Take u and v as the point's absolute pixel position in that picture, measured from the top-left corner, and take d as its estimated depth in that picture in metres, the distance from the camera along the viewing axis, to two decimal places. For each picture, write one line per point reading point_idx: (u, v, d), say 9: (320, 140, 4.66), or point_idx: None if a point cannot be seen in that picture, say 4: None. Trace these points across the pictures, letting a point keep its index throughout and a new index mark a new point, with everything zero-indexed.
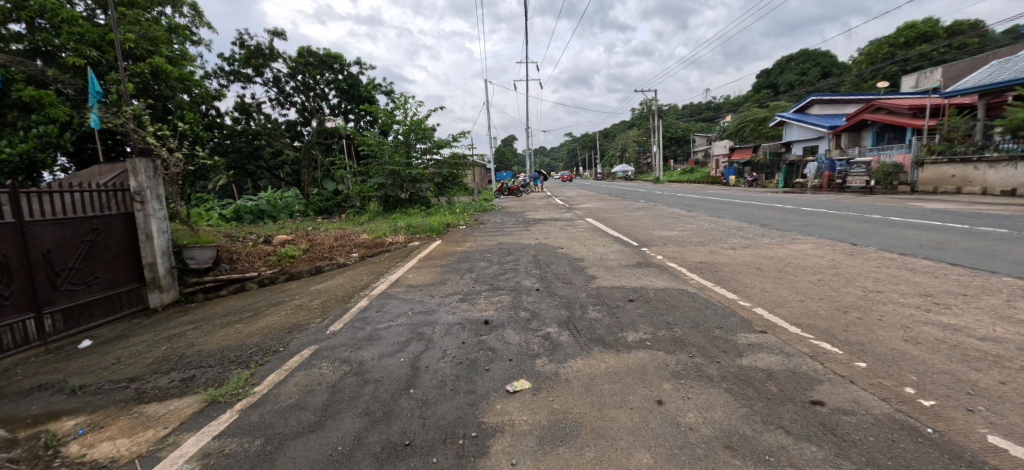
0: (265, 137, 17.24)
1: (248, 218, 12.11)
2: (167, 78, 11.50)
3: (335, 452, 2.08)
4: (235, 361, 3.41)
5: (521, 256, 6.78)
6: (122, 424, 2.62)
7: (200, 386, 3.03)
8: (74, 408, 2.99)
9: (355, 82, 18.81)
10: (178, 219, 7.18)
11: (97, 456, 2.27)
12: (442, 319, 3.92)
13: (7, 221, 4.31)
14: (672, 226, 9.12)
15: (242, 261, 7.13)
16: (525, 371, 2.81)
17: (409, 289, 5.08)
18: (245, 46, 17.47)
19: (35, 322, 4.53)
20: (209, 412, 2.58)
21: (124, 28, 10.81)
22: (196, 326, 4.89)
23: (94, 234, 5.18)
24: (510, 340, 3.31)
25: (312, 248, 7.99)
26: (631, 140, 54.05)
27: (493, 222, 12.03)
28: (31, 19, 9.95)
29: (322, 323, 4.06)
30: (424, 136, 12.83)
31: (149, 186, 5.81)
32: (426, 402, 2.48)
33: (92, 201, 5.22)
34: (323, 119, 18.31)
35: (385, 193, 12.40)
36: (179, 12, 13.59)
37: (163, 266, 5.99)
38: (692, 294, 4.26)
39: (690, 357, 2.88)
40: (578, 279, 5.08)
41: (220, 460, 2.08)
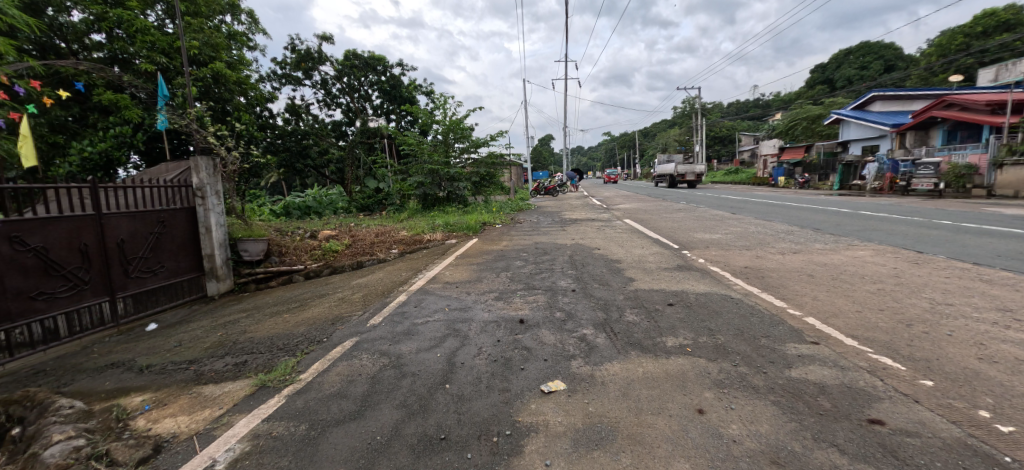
0: (312, 137, 17.94)
1: (297, 214, 12.71)
2: (226, 82, 12.30)
3: (374, 441, 2.14)
4: (283, 349, 3.58)
5: (557, 256, 6.74)
6: (183, 402, 2.81)
7: (251, 371, 3.20)
8: (141, 386, 3.25)
9: (397, 83, 19.35)
10: (234, 213, 7.66)
11: (161, 430, 2.44)
12: (478, 316, 3.95)
13: (88, 213, 4.73)
14: (716, 228, 8.78)
15: (290, 254, 7.53)
16: (560, 372, 2.79)
17: (445, 286, 5.16)
18: (295, 51, 18.32)
19: (109, 305, 4.93)
20: (259, 396, 2.72)
21: (189, 36, 11.64)
22: (249, 314, 5.17)
23: (161, 226, 5.60)
24: (546, 341, 3.29)
25: (354, 243, 8.30)
26: (672, 140, 52.61)
27: (529, 222, 12.01)
28: (110, 29, 10.88)
29: (363, 316, 4.20)
30: (462, 135, 12.98)
31: (209, 183, 6.22)
32: (461, 398, 2.51)
33: (160, 196, 5.65)
34: (365, 119, 18.83)
35: (424, 191, 12.68)
36: (238, 20, 14.43)
37: (220, 257, 6.41)
38: (736, 300, 4.07)
39: (734, 366, 2.75)
40: (615, 281, 4.98)
41: (269, 442, 2.19)
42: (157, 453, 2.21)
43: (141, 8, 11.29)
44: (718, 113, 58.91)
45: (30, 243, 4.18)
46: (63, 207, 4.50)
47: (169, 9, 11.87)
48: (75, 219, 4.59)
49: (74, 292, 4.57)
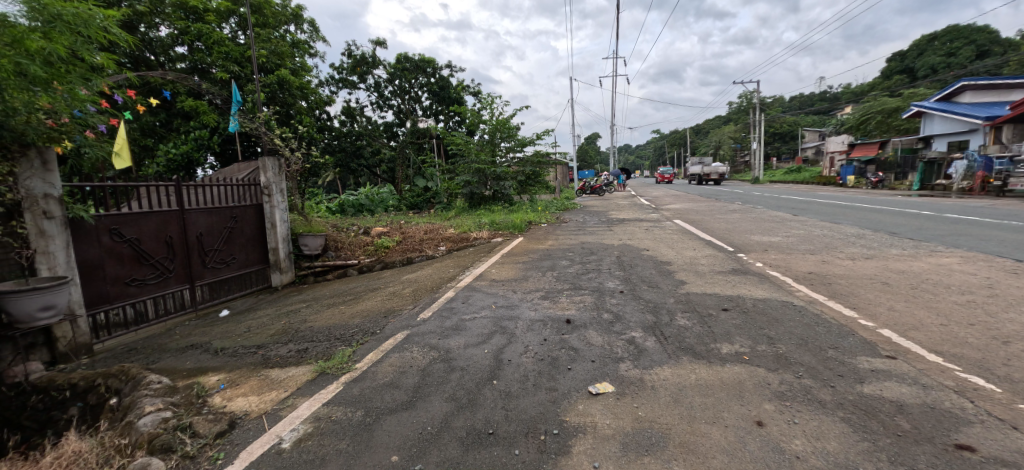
0: (366, 138, 18.74)
1: (351, 211, 13.39)
2: (290, 87, 13.13)
3: (425, 431, 2.21)
4: (340, 339, 3.78)
5: (604, 256, 6.62)
6: (253, 384, 3.05)
7: (312, 358, 3.41)
8: (217, 366, 3.55)
9: (446, 84, 19.82)
10: (296, 210, 8.18)
11: (235, 408, 2.66)
12: (525, 314, 3.98)
13: (172, 209, 5.22)
14: (775, 231, 8.27)
15: (345, 249, 7.93)
16: (608, 374, 2.74)
17: (492, 284, 5.22)
18: (352, 56, 19.21)
19: (189, 292, 5.42)
20: (320, 381, 2.89)
21: (259, 46, 12.53)
22: (308, 305, 5.51)
23: (233, 221, 6.09)
24: (593, 342, 3.25)
25: (404, 240, 8.60)
26: (727, 137, 50.16)
27: (574, 221, 11.88)
28: (191, 42, 11.90)
29: (414, 310, 4.35)
30: (508, 135, 13.06)
31: (275, 182, 6.68)
32: (508, 394, 2.54)
33: (232, 194, 6.14)
34: (415, 120, 19.40)
35: (470, 190, 12.90)
36: (301, 29, 15.33)
37: (283, 250, 6.87)
38: (799, 308, 3.81)
39: (797, 377, 2.59)
40: (665, 283, 4.82)
41: (329, 425, 2.33)
42: (231, 428, 2.41)
43: (217, 21, 12.28)
44: (779, 108, 55.43)
45: (126, 235, 4.68)
46: (154, 203, 5.01)
47: (241, 22, 12.84)
48: (163, 213, 5.09)
49: (161, 279, 5.07)
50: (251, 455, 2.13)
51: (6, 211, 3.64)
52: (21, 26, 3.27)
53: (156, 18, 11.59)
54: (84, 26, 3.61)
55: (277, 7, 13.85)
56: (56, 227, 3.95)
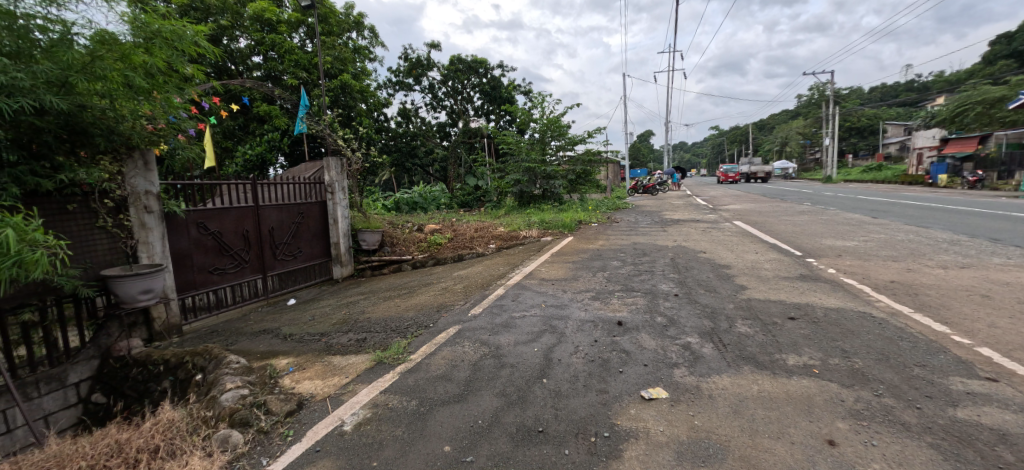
0: (420, 138, 19.41)
1: (405, 209, 13.94)
2: (351, 91, 13.84)
3: (476, 425, 2.26)
4: (396, 330, 3.95)
5: (657, 257, 6.41)
6: (317, 368, 3.26)
7: (370, 347, 3.59)
8: (286, 351, 3.83)
9: (497, 84, 20.03)
10: (356, 207, 8.62)
11: (303, 390, 2.86)
12: (575, 314, 3.94)
13: (249, 205, 5.68)
14: (851, 234, 7.60)
15: (400, 245, 8.26)
16: (662, 379, 2.66)
17: (542, 282, 5.22)
18: (408, 59, 19.91)
19: (262, 281, 5.89)
20: (378, 370, 3.04)
21: (324, 53, 13.31)
22: (367, 297, 5.80)
23: (300, 217, 6.53)
24: (645, 345, 3.16)
25: (455, 237, 8.81)
26: (795, 133, 46.79)
27: (626, 221, 11.57)
28: (265, 52, 12.85)
29: (464, 305, 4.46)
30: (559, 133, 12.97)
31: (337, 180, 7.08)
32: (558, 394, 2.53)
33: (300, 191, 6.59)
34: (467, 119, 19.75)
35: (520, 189, 12.97)
36: (362, 35, 16.10)
37: (344, 245, 7.29)
38: (878, 320, 3.48)
39: (876, 396, 2.37)
40: (724, 288, 4.59)
41: (386, 412, 2.44)
42: (299, 408, 2.59)
43: (288, 31, 13.19)
44: (857, 101, 50.84)
45: (210, 228, 5.16)
46: (234, 199, 5.48)
47: (309, 31, 13.69)
48: (241, 209, 5.56)
49: (239, 269, 5.55)
50: (317, 435, 2.29)
51: (115, 205, 4.11)
52: (132, 43, 3.71)
53: (236, 31, 12.64)
54: (180, 42, 4.04)
55: (341, 15, 14.66)
56: (154, 220, 4.43)
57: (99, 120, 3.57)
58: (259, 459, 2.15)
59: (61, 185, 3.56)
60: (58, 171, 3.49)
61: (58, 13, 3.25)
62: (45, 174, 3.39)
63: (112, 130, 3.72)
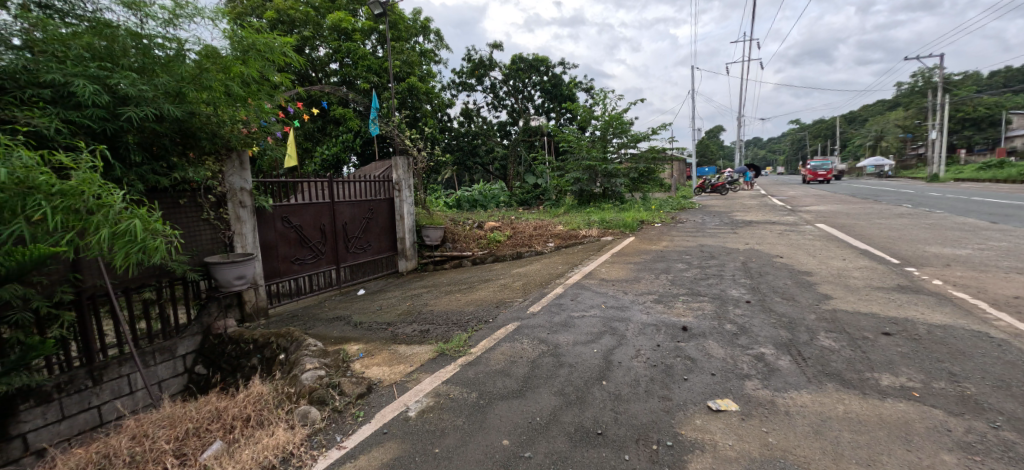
0: (481, 137, 19.78)
1: (466, 206, 14.33)
2: (418, 93, 14.40)
3: (534, 421, 2.28)
4: (457, 324, 4.08)
5: (726, 261, 6.03)
6: (384, 356, 3.45)
7: (433, 339, 3.73)
8: (357, 337, 4.10)
9: (558, 81, 19.89)
10: (421, 204, 8.99)
11: (372, 375, 3.04)
12: (637, 317, 3.82)
13: (326, 201, 6.12)
14: (962, 241, 6.66)
15: (461, 241, 8.51)
16: (731, 390, 2.50)
17: (602, 283, 5.12)
18: (471, 60, 20.34)
19: (336, 272, 6.34)
20: (440, 361, 3.16)
21: (394, 57, 13.98)
22: (429, 290, 6.04)
23: (370, 213, 6.93)
24: (713, 354, 2.99)
25: (515, 235, 8.90)
26: (892, 126, 41.86)
27: (692, 222, 11.00)
28: (341, 59, 13.73)
29: (523, 302, 4.49)
30: (622, 130, 12.62)
31: (404, 179, 7.42)
32: (618, 397, 2.47)
33: (371, 189, 6.98)
34: (528, 118, 19.80)
35: (580, 187, 12.81)
36: (428, 39, 16.70)
37: (409, 240, 7.64)
38: (997, 341, 3.02)
39: (993, 428, 2.06)
40: (803, 296, 4.22)
41: (447, 402, 2.53)
42: (369, 391, 2.76)
43: (362, 39, 14.00)
44: (973, 88, 44.36)
45: (293, 222, 5.63)
46: (313, 196, 5.94)
47: (380, 38, 14.44)
48: (319, 205, 6.01)
49: (316, 259, 6.01)
50: (384, 418, 2.43)
51: (216, 200, 4.62)
52: (231, 56, 4.15)
53: (316, 41, 13.64)
54: (270, 53, 4.45)
55: (409, 21, 15.32)
56: (247, 213, 4.92)
57: (205, 124, 3.99)
58: (334, 435, 2.32)
59: (174, 183, 4.04)
60: (172, 170, 3.96)
61: (174, 32, 3.74)
62: (162, 173, 3.87)
63: (215, 133, 4.14)
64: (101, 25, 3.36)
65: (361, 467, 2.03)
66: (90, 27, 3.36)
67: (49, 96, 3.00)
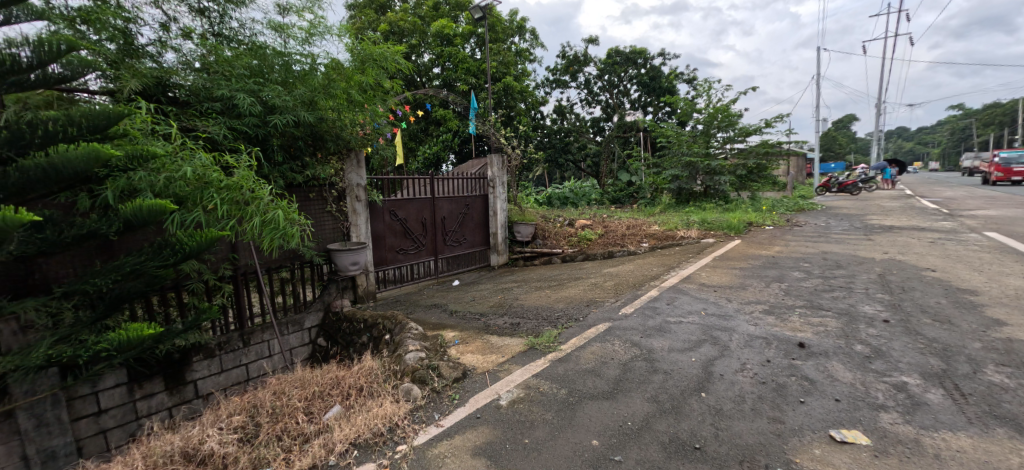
0: (574, 134, 19.57)
1: (557, 203, 14.34)
2: (512, 92, 14.71)
3: (625, 426, 2.22)
4: (547, 320, 4.11)
5: (856, 272, 5.24)
6: (478, 344, 3.61)
7: (524, 332, 3.81)
8: (452, 325, 4.35)
9: (657, 73, 18.89)
10: (513, 201, 9.19)
11: (467, 361, 3.21)
12: (742, 327, 3.50)
13: (427, 197, 6.55)
14: None
15: (552, 238, 8.55)
16: (860, 421, 2.18)
17: (702, 288, 4.77)
18: (565, 57, 20.19)
19: (434, 263, 6.77)
20: (530, 354, 3.21)
21: (491, 58, 14.43)
22: (520, 285, 6.17)
23: (466, 208, 7.28)
24: (838, 377, 2.63)
25: (606, 234, 8.70)
26: None
27: (813, 225, 9.72)
28: (443, 63, 14.53)
29: (615, 303, 4.37)
30: (728, 123, 11.57)
31: (498, 176, 7.66)
32: (720, 412, 2.30)
33: (467, 186, 7.32)
34: (623, 113, 19.08)
35: (678, 185, 12.05)
36: (524, 39, 16.93)
37: (501, 235, 7.88)
38: None
39: None
40: (963, 319, 3.50)
41: (537, 396, 2.56)
42: (464, 376, 2.91)
43: (461, 43, 14.65)
44: None
45: (398, 215, 6.13)
46: (416, 191, 6.41)
47: (479, 41, 15.00)
48: (421, 200, 6.46)
49: (417, 250, 6.49)
50: (477, 403, 2.55)
51: (338, 195, 5.21)
52: (352, 67, 4.63)
53: (421, 48, 14.62)
54: (383, 62, 4.87)
55: (506, 22, 15.70)
56: (362, 206, 5.48)
57: (331, 128, 4.49)
58: (433, 413, 2.50)
59: (306, 179, 4.65)
60: (305, 168, 4.55)
61: (309, 49, 4.28)
62: (297, 171, 4.49)
63: (339, 136, 4.64)
64: (257, 47, 3.97)
65: (456, 446, 2.16)
66: (249, 49, 3.98)
67: (219, 108, 3.66)
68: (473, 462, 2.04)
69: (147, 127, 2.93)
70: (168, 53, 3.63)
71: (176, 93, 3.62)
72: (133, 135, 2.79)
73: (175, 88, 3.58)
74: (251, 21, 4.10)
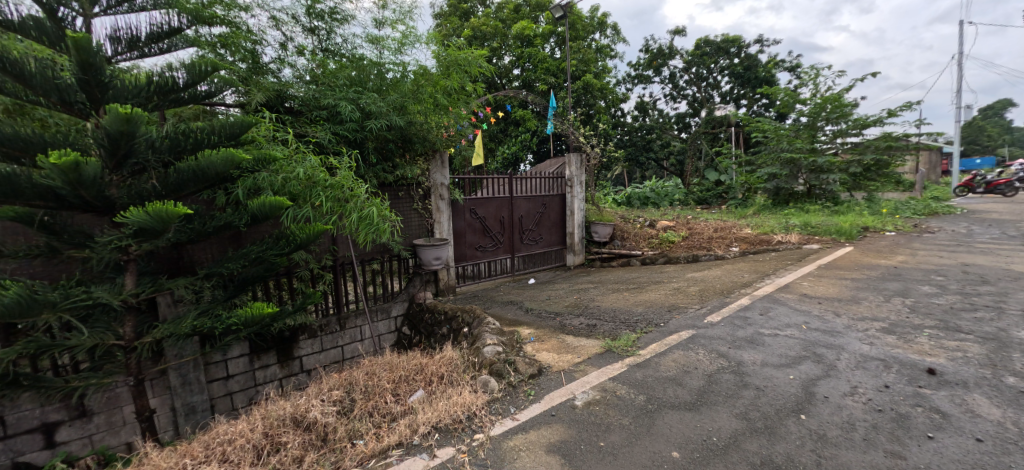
0: (657, 131, 18.72)
1: (637, 203, 13.84)
2: (592, 90, 14.46)
3: (710, 441, 2.08)
4: (625, 323, 3.99)
5: (1008, 289, 4.38)
6: (553, 343, 3.62)
7: (600, 334, 3.75)
8: (528, 323, 4.40)
9: (753, 63, 17.37)
10: (591, 200, 9.05)
11: (543, 359, 3.24)
12: (853, 346, 3.11)
13: (505, 195, 6.69)
14: None
15: (631, 240, 8.28)
16: (1010, 468, 1.83)
17: (802, 299, 4.31)
18: (649, 51, 19.37)
19: (511, 261, 6.90)
20: (607, 357, 3.15)
21: (571, 57, 14.33)
22: (596, 286, 6.06)
23: (543, 208, 7.31)
24: (980, 413, 2.22)
25: (691, 236, 8.21)
26: None
27: (948, 232, 8.28)
28: (523, 64, 14.73)
29: (700, 310, 4.11)
30: (839, 115, 10.28)
31: (576, 175, 7.58)
32: (823, 439, 2.06)
33: (544, 185, 7.35)
34: (712, 107, 17.82)
35: (776, 185, 10.98)
36: (605, 35, 16.55)
37: (578, 235, 7.80)
38: None
39: None
40: None
41: (614, 400, 2.51)
42: (540, 373, 2.94)
43: (541, 43, 14.71)
44: None
45: (478, 214, 6.35)
46: (496, 190, 6.58)
47: (559, 40, 14.96)
48: (500, 199, 6.62)
49: (495, 248, 6.66)
50: (552, 401, 2.56)
51: (424, 193, 5.53)
52: (438, 72, 4.90)
53: (502, 51, 14.95)
54: (467, 66, 5.09)
55: (586, 19, 15.46)
56: (445, 205, 5.75)
57: (419, 131, 4.78)
58: (508, 407, 2.56)
59: (396, 178, 5.00)
60: (396, 168, 4.89)
61: (401, 57, 4.60)
62: (389, 171, 4.84)
63: (426, 138, 4.93)
64: (357, 59, 4.36)
65: (531, 441, 2.19)
66: (350, 61, 4.38)
67: (325, 115, 4.07)
68: (548, 458, 2.05)
69: (269, 134, 3.37)
70: (285, 69, 4.11)
71: (291, 103, 4.08)
72: (258, 141, 3.25)
73: (290, 99, 4.04)
74: (352, 36, 4.50)
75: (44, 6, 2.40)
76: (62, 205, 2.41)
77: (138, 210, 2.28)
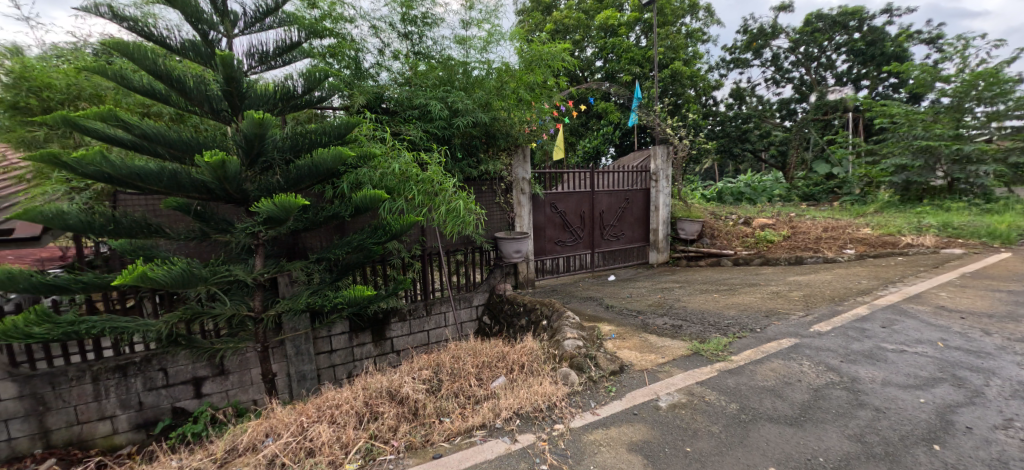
0: (754, 120, 17.10)
1: (729, 199, 12.79)
2: (681, 78, 13.59)
3: (814, 460, 1.89)
4: (714, 326, 3.73)
5: None
6: (635, 341, 3.51)
7: (686, 336, 3.55)
8: (609, 319, 4.31)
9: (878, 36, 15.06)
10: (678, 195, 8.57)
11: (624, 357, 3.16)
12: (1008, 371, 2.60)
13: (586, 190, 6.60)
14: None
15: (722, 238, 7.71)
16: None
17: (938, 312, 3.69)
18: (747, 32, 17.72)
19: (590, 256, 6.80)
20: (695, 360, 2.98)
21: (658, 44, 13.59)
22: (681, 286, 5.75)
23: (625, 203, 7.09)
24: None
25: (794, 235, 7.41)
26: None
27: None
28: (606, 55, 14.30)
29: (804, 317, 3.70)
30: (995, 93, 8.55)
31: (663, 168, 7.22)
32: None
33: (627, 179, 7.11)
34: (824, 90, 15.81)
35: (905, 178, 9.46)
36: (697, 18, 15.44)
37: (662, 232, 7.45)
38: None
39: None
40: None
41: (701, 405, 2.37)
42: (621, 371, 2.87)
43: (626, 32, 14.15)
44: None
45: (558, 208, 6.35)
46: (577, 185, 6.51)
47: (645, 27, 14.25)
48: (581, 193, 6.55)
49: (575, 243, 6.61)
50: (635, 400, 2.49)
51: (506, 187, 5.64)
52: (521, 68, 4.96)
53: (585, 43, 14.65)
54: (550, 60, 5.09)
55: (676, 3, 14.54)
56: (526, 199, 5.82)
57: (502, 126, 4.88)
58: (588, 401, 2.55)
59: (480, 173, 5.15)
60: (479, 164, 5.05)
61: (486, 55, 4.73)
62: (474, 166, 5.00)
63: (508, 133, 5.02)
64: (446, 60, 4.57)
65: (612, 437, 2.17)
66: (440, 62, 4.60)
67: (417, 114, 4.32)
68: (630, 457, 2.01)
69: (369, 133, 3.68)
70: (382, 73, 4.44)
71: (387, 105, 4.39)
72: (361, 140, 3.56)
73: (387, 101, 4.35)
74: (441, 38, 4.71)
75: (199, 30, 2.85)
76: (211, 197, 2.87)
77: (268, 201, 2.63)
